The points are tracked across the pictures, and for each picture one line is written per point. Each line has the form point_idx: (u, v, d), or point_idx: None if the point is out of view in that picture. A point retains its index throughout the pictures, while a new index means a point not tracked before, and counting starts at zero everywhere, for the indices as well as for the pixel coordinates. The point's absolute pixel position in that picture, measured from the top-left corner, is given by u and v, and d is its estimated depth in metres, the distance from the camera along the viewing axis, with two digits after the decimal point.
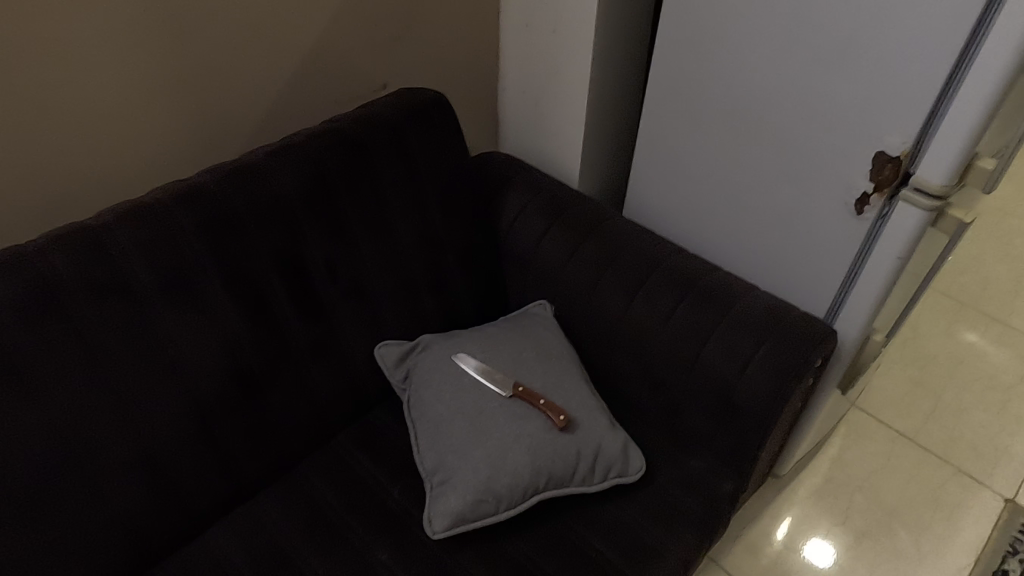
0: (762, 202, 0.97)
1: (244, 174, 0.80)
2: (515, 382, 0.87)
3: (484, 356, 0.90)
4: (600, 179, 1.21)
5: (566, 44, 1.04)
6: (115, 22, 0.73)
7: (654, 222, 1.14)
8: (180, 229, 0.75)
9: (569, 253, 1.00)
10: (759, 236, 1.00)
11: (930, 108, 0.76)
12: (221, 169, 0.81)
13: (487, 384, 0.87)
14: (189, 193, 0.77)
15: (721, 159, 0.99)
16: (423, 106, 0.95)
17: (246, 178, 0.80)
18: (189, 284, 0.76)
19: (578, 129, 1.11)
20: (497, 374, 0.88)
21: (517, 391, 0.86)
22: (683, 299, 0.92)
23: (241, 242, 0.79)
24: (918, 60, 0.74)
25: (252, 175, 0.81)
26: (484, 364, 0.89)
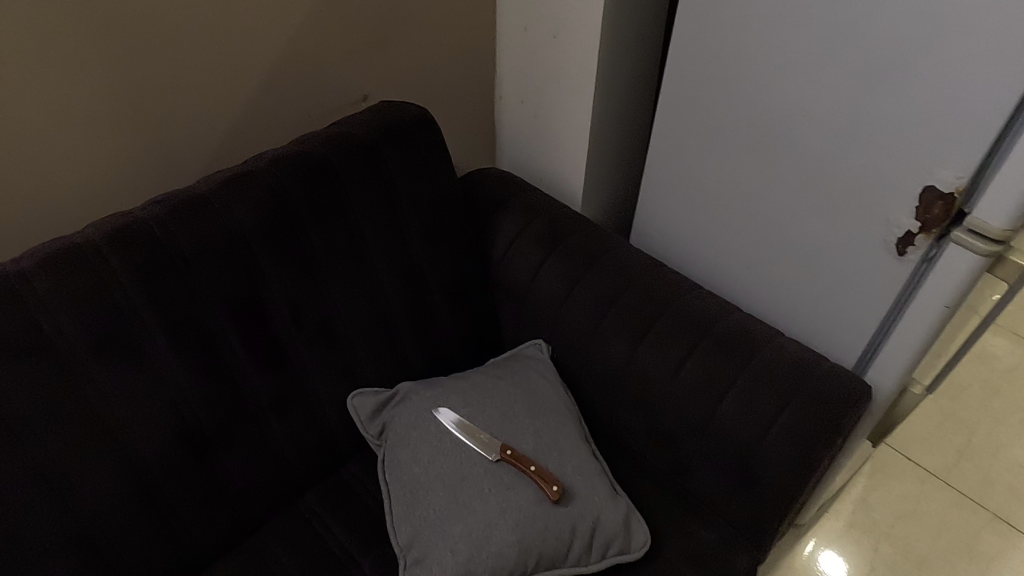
0: (787, 233, 0.85)
1: (192, 209, 0.70)
2: (503, 443, 0.76)
3: (469, 411, 0.80)
4: (606, 198, 1.10)
5: (569, 51, 0.92)
6: (36, 34, 0.63)
7: (664, 250, 1.03)
8: (114, 275, 0.65)
9: (568, 289, 0.90)
10: (783, 273, 0.88)
11: (995, 137, 0.64)
12: (166, 203, 0.70)
13: (471, 445, 0.76)
14: (126, 233, 0.67)
15: (741, 184, 0.88)
16: (405, 124, 0.85)
17: (194, 213, 0.70)
18: (125, 338, 0.66)
19: (582, 145, 1.00)
20: (482, 433, 0.77)
21: (505, 455, 0.75)
22: (696, 348, 0.81)
23: (187, 287, 0.69)
24: (984, 81, 0.62)
25: (202, 210, 0.70)
26: (468, 420, 0.79)
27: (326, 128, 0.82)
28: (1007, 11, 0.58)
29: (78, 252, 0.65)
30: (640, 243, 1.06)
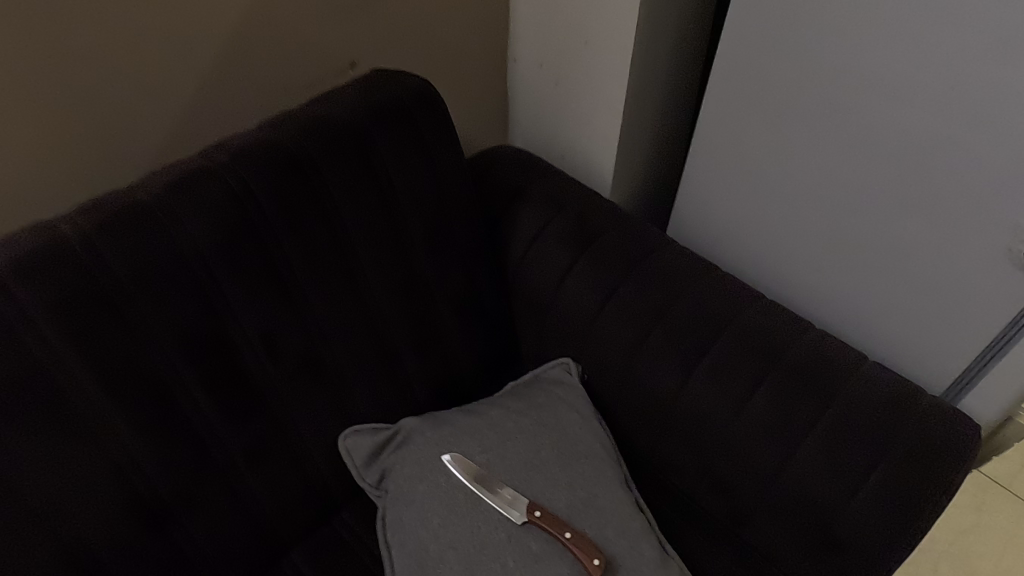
0: (871, 234, 0.70)
1: (131, 223, 0.54)
2: (530, 502, 0.62)
3: (487, 457, 0.65)
4: (640, 181, 0.93)
5: (603, 4, 0.74)
6: None
7: (710, 245, 0.88)
8: (26, 314, 0.50)
9: (602, 301, 0.75)
10: (861, 279, 0.73)
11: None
12: (96, 212, 0.55)
13: (492, 504, 0.63)
14: (43, 259, 0.51)
15: (813, 173, 0.71)
16: (403, 102, 0.68)
17: (134, 228, 0.54)
18: (45, 391, 0.51)
19: (615, 121, 0.83)
20: (506, 487, 0.63)
21: (535, 518, 0.61)
22: (764, 379, 0.66)
23: (126, 323, 0.54)
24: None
25: (144, 224, 0.55)
26: (487, 470, 0.64)
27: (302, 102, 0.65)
28: None
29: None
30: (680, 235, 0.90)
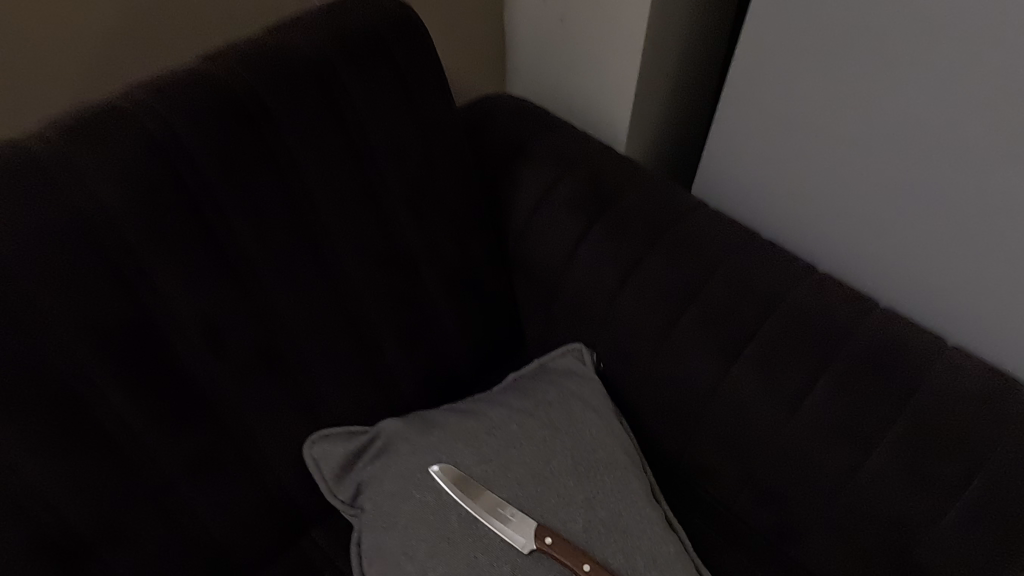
0: (959, 199, 0.55)
1: (16, 183, 0.42)
2: (540, 525, 0.51)
3: (485, 468, 0.53)
4: (662, 134, 0.80)
5: None
6: None
7: (732, 214, 0.74)
8: None
9: (621, 277, 0.62)
10: (939, 256, 0.59)
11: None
12: None
13: (492, 528, 0.51)
14: None
15: (885, 121, 0.56)
16: (375, 31, 0.55)
17: (21, 190, 0.42)
18: None
19: (631, 65, 0.69)
20: (510, 507, 0.52)
21: (545, 546, 0.50)
22: (824, 370, 0.54)
23: (12, 313, 0.41)
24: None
25: (34, 185, 0.42)
26: (486, 484, 0.53)
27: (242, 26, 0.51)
28: None
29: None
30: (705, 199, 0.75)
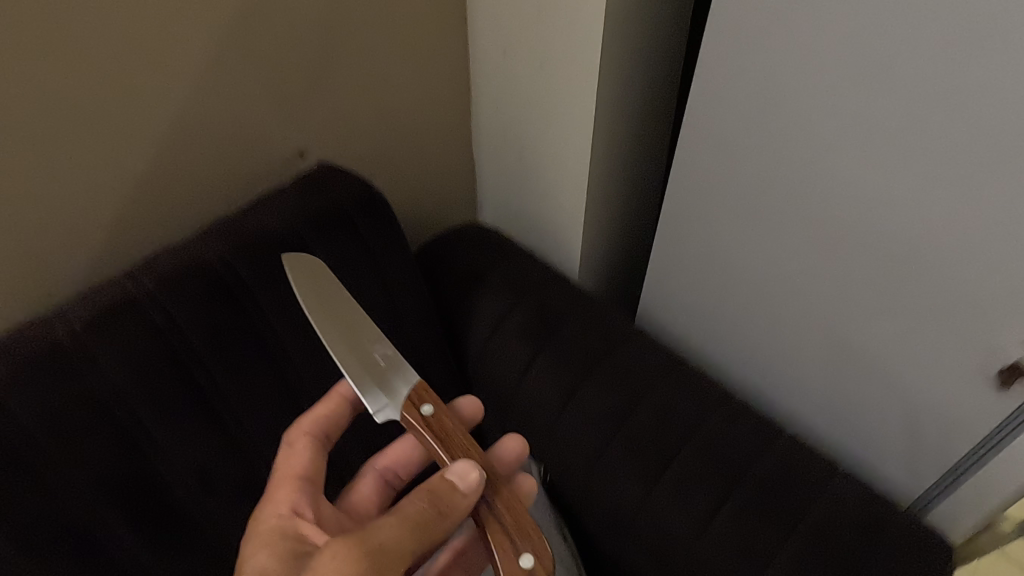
0: (862, 348, 0.64)
1: (47, 372, 0.55)
2: (423, 387, 0.51)
3: (337, 285, 0.57)
4: (608, 253, 0.92)
5: (562, 96, 0.73)
6: None
7: (675, 325, 0.84)
8: None
9: (563, 401, 0.72)
10: (838, 388, 0.69)
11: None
12: (11, 360, 0.54)
13: (355, 380, 0.48)
14: None
15: (801, 283, 0.65)
16: (342, 210, 0.69)
17: (50, 376, 0.55)
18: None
19: (575, 205, 0.82)
20: (365, 343, 0.52)
21: (421, 416, 0.49)
22: (732, 497, 0.64)
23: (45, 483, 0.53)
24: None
25: (62, 373, 0.55)
26: (341, 301, 0.54)
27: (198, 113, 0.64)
28: None
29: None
30: (651, 316, 0.86)
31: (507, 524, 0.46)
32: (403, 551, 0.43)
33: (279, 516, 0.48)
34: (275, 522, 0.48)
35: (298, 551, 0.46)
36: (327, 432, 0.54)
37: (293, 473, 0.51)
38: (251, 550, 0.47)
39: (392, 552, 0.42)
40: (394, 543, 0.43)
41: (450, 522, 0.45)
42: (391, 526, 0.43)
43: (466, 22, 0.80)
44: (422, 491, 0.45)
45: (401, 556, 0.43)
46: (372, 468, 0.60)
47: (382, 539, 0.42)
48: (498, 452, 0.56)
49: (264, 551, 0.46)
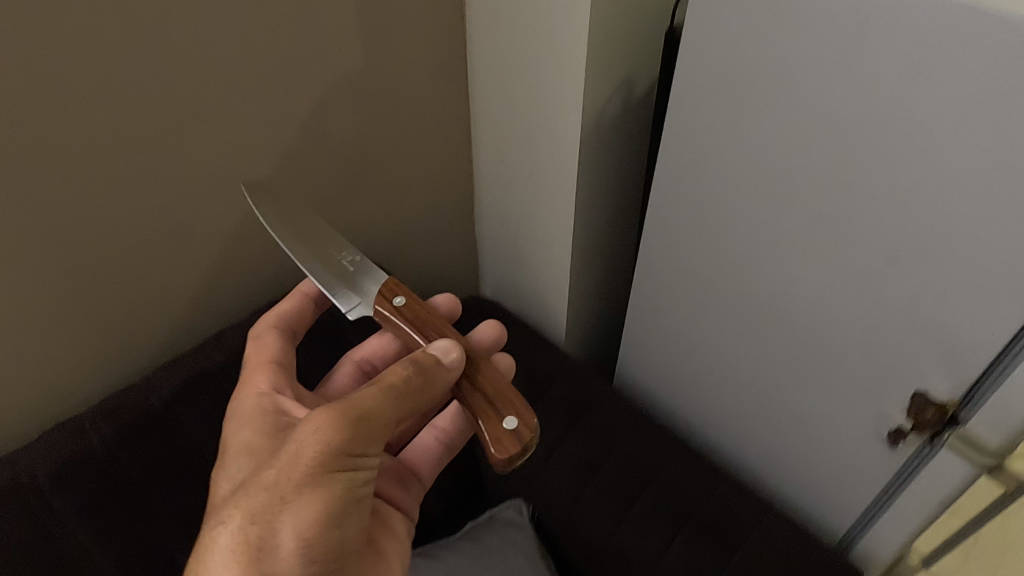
0: (785, 407, 0.81)
1: (149, 423, 0.79)
2: (393, 279, 0.68)
3: (315, 221, 0.74)
4: (592, 320, 1.09)
5: (541, 202, 0.92)
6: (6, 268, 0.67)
7: (649, 382, 1.01)
8: (72, 504, 0.75)
9: (547, 451, 0.89)
10: (772, 439, 0.86)
11: (1006, 340, 0.57)
12: (128, 416, 0.79)
13: (321, 280, 0.66)
14: (86, 460, 0.76)
15: (738, 353, 0.82)
16: None
17: (151, 427, 0.79)
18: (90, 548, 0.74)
19: (557, 284, 1.00)
20: (328, 251, 0.70)
21: (394, 305, 0.66)
22: (680, 532, 0.80)
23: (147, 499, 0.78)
24: (1008, 249, 0.52)
25: (158, 424, 0.80)
26: (300, 222, 0.73)
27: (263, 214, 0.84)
28: (986, 257, 0.54)
29: (37, 345, 0.74)
30: (629, 373, 1.03)
31: (490, 398, 0.58)
32: (385, 410, 0.53)
33: (258, 398, 0.61)
34: (255, 402, 0.61)
35: (278, 423, 0.59)
36: (291, 325, 0.71)
37: (266, 360, 0.65)
38: (237, 426, 0.59)
39: (376, 416, 0.52)
40: (376, 410, 0.52)
41: (433, 392, 0.56)
42: (372, 393, 0.53)
43: (470, 137, 0.99)
44: (409, 364, 0.55)
45: (385, 416, 0.53)
46: (352, 358, 0.78)
47: (365, 403, 0.52)
48: (475, 340, 0.73)
49: (246, 426, 0.59)
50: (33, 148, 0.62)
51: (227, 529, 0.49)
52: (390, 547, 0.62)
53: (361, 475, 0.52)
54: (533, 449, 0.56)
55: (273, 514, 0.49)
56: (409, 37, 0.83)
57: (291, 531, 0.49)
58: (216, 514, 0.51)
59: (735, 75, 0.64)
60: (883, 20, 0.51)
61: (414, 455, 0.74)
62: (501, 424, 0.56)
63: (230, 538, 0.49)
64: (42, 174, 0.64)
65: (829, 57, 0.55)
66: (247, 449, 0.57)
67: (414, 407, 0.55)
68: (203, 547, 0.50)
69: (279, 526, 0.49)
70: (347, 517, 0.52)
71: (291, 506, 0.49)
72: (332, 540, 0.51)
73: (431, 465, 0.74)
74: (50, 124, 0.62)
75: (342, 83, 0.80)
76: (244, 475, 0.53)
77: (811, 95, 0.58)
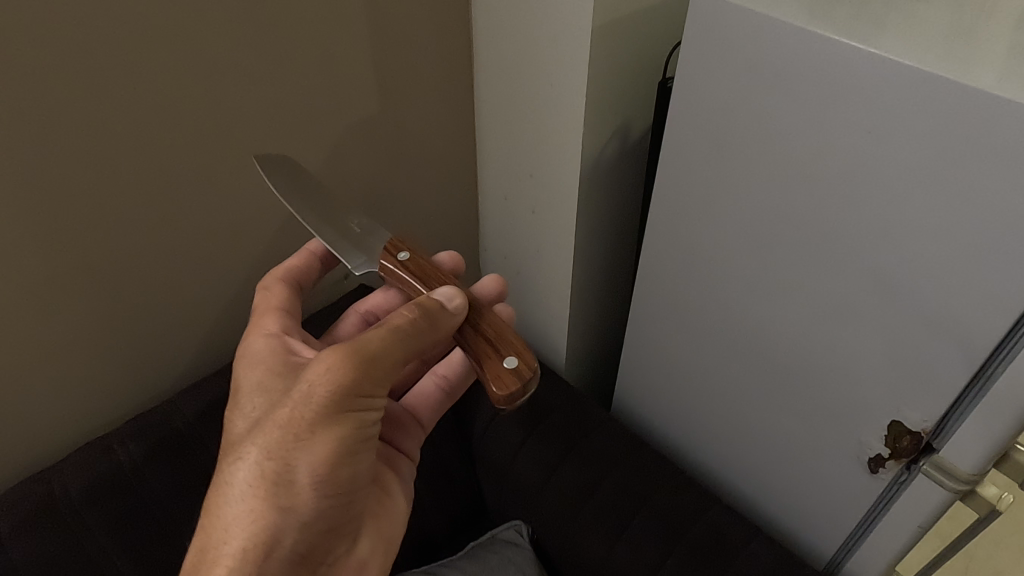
0: (772, 433, 0.85)
1: (173, 445, 0.85)
2: (397, 238, 0.69)
3: (316, 181, 0.73)
4: (591, 347, 1.14)
5: (543, 236, 0.98)
6: (46, 296, 0.73)
7: (645, 408, 1.05)
8: (101, 520, 0.80)
9: (547, 474, 0.94)
10: (761, 464, 0.90)
11: (970, 376, 0.62)
12: (154, 437, 0.84)
13: (330, 241, 0.67)
14: (115, 478, 0.81)
15: (727, 382, 0.87)
16: None
17: (175, 448, 0.85)
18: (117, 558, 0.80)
19: (557, 314, 1.05)
20: (337, 216, 0.70)
21: (398, 260, 0.67)
22: (671, 553, 0.84)
23: (170, 514, 0.84)
24: (967, 293, 0.58)
25: (181, 446, 0.85)
26: (312, 188, 0.72)
27: (281, 247, 0.90)
28: (949, 296, 0.59)
29: (69, 370, 0.80)
30: (626, 399, 1.08)
31: (492, 341, 0.61)
32: (393, 351, 0.55)
33: (267, 337, 0.62)
34: (265, 342, 0.62)
35: (287, 362, 0.60)
36: (295, 279, 0.71)
37: (272, 305, 0.66)
38: (247, 365, 0.60)
39: (384, 357, 0.54)
40: (384, 352, 0.54)
41: (439, 334, 0.58)
42: (380, 334, 0.55)
43: (476, 173, 1.05)
44: (415, 307, 0.57)
45: (393, 356, 0.55)
46: (356, 309, 0.80)
47: (373, 345, 0.54)
48: (478, 292, 0.77)
49: (256, 367, 0.59)
50: (82, 188, 0.68)
51: (246, 465, 0.53)
52: (393, 486, 0.68)
53: (368, 415, 0.55)
54: (533, 388, 0.59)
55: (288, 452, 0.53)
56: (421, 86, 0.90)
57: (306, 467, 0.53)
58: (234, 450, 0.55)
59: (718, 132, 0.70)
60: (848, 90, 0.57)
61: (416, 401, 0.78)
62: (503, 364, 0.60)
63: (248, 473, 0.53)
64: (88, 212, 0.70)
65: (805, 118, 0.61)
66: (259, 386, 0.58)
67: (420, 348, 0.57)
68: (224, 481, 0.54)
69: (294, 462, 0.53)
70: (358, 453, 0.55)
71: (304, 444, 0.53)
72: (344, 475, 0.55)
73: (432, 410, 0.78)
74: (98, 166, 0.68)
75: (358, 127, 0.87)
76: (257, 414, 0.56)
77: (787, 153, 0.64)
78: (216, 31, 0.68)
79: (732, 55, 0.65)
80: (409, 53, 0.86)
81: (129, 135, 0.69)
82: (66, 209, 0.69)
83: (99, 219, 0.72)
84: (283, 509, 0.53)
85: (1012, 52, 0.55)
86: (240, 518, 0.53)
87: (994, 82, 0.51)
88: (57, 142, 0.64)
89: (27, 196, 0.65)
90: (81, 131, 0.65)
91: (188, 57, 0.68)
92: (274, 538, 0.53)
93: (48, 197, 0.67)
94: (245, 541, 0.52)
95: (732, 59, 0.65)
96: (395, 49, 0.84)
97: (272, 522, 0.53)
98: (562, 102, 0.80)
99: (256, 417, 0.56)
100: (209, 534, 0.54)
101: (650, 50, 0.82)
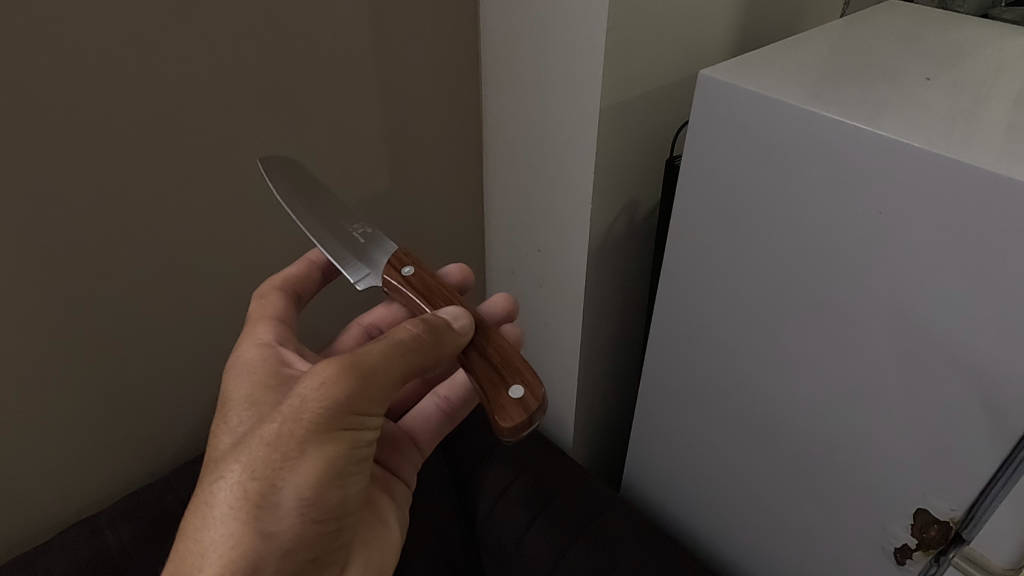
0: (788, 517, 0.81)
1: (161, 522, 0.82)
2: (401, 251, 0.68)
3: (321, 186, 0.71)
4: (599, 422, 1.11)
5: (549, 309, 0.97)
6: (41, 368, 0.72)
7: (654, 488, 1.01)
8: None
9: (554, 559, 0.89)
10: (778, 550, 0.85)
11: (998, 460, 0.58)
12: (142, 516, 0.81)
13: (332, 251, 0.64)
14: (98, 559, 0.78)
15: (739, 460, 0.84)
16: None
17: (162, 525, 0.82)
18: None
19: (563, 388, 1.02)
20: (338, 223, 0.68)
21: (402, 276, 0.66)
22: None
23: None
24: (987, 375, 0.56)
25: (168, 523, 0.82)
26: (315, 193, 0.70)
27: None
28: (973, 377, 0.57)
29: (63, 442, 0.78)
30: (635, 478, 1.04)
31: (496, 366, 0.60)
32: (392, 366, 0.53)
33: (261, 348, 0.60)
34: (257, 353, 0.59)
35: (280, 375, 0.57)
36: (295, 289, 0.69)
37: (266, 315, 0.64)
38: (237, 376, 0.58)
39: (382, 373, 0.53)
40: (383, 367, 0.53)
41: (442, 352, 0.56)
42: (380, 348, 0.53)
43: (483, 246, 1.05)
44: (418, 323, 0.56)
45: (392, 372, 0.53)
46: (360, 324, 0.79)
47: (371, 360, 0.52)
48: (485, 311, 0.75)
49: (247, 379, 0.57)
50: (87, 256, 0.69)
51: (227, 484, 0.51)
52: (387, 512, 0.65)
53: (362, 434, 0.53)
54: (539, 418, 0.58)
55: (274, 472, 0.50)
56: (429, 160, 0.92)
57: (292, 489, 0.50)
58: (215, 465, 0.53)
59: (725, 210, 0.70)
60: (856, 171, 0.57)
61: (414, 422, 0.75)
62: (508, 394, 0.58)
63: (231, 494, 0.50)
64: (91, 279, 0.71)
65: (814, 199, 0.61)
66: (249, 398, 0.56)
67: (421, 365, 0.55)
68: (206, 501, 0.51)
69: (279, 483, 0.50)
70: (349, 475, 0.53)
71: (292, 463, 0.50)
72: (334, 498, 0.52)
73: (431, 433, 0.76)
74: (104, 233, 0.69)
75: (367, 202, 0.88)
76: (244, 430, 0.54)
77: (798, 233, 0.64)
78: (226, 106, 0.71)
79: (738, 137, 0.65)
80: (416, 129, 0.88)
81: (134, 204, 0.70)
82: (67, 281, 0.69)
83: (103, 288, 0.72)
84: (264, 534, 0.50)
85: (1014, 136, 0.55)
86: (218, 543, 0.50)
87: (995, 162, 0.51)
88: (66, 211, 0.66)
89: (33, 262, 0.66)
90: (89, 199, 0.67)
91: (196, 130, 0.70)
92: (256, 565, 0.49)
93: (53, 264, 0.68)
94: (222, 567, 0.49)
95: (738, 140, 0.66)
96: (404, 126, 0.86)
97: (252, 547, 0.50)
98: (569, 177, 0.81)
99: (242, 433, 0.54)
100: (187, 558, 0.51)
101: (656, 130, 0.83)
